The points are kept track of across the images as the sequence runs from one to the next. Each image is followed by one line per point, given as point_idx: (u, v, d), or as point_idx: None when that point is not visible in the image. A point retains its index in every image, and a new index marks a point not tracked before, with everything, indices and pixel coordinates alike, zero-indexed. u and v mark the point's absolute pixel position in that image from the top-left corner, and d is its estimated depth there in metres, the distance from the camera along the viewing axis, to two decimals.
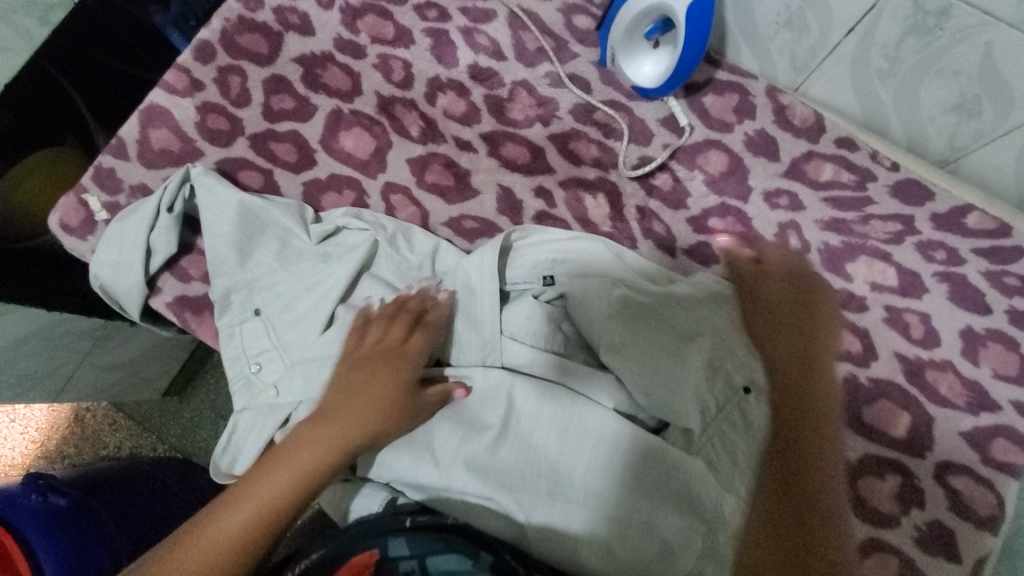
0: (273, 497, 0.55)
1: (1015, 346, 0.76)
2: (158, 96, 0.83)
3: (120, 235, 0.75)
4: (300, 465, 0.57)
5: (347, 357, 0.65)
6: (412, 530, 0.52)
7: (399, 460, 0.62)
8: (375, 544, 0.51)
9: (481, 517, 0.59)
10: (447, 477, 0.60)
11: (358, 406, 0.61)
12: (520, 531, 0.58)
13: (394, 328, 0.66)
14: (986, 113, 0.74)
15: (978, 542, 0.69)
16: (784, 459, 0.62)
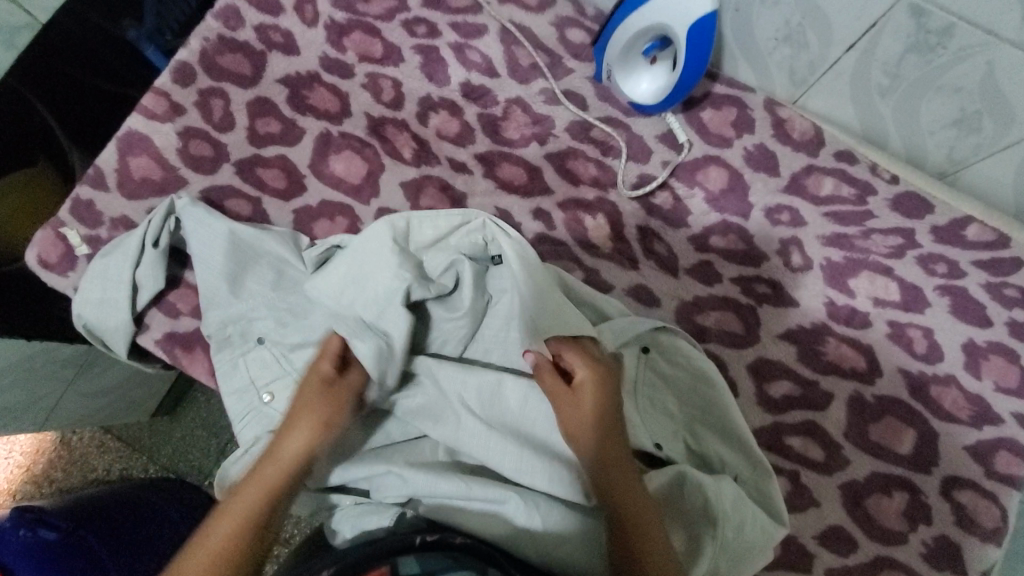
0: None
1: (1016, 358, 0.77)
2: (137, 121, 0.80)
3: (104, 271, 0.73)
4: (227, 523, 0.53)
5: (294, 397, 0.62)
6: (422, 548, 0.47)
7: (412, 478, 0.60)
8: (385, 562, 0.45)
9: (493, 529, 0.56)
10: (465, 488, 0.58)
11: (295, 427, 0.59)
12: (539, 543, 0.56)
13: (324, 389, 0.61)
14: (986, 128, 0.74)
15: (985, 556, 0.69)
16: (702, 410, 0.69)
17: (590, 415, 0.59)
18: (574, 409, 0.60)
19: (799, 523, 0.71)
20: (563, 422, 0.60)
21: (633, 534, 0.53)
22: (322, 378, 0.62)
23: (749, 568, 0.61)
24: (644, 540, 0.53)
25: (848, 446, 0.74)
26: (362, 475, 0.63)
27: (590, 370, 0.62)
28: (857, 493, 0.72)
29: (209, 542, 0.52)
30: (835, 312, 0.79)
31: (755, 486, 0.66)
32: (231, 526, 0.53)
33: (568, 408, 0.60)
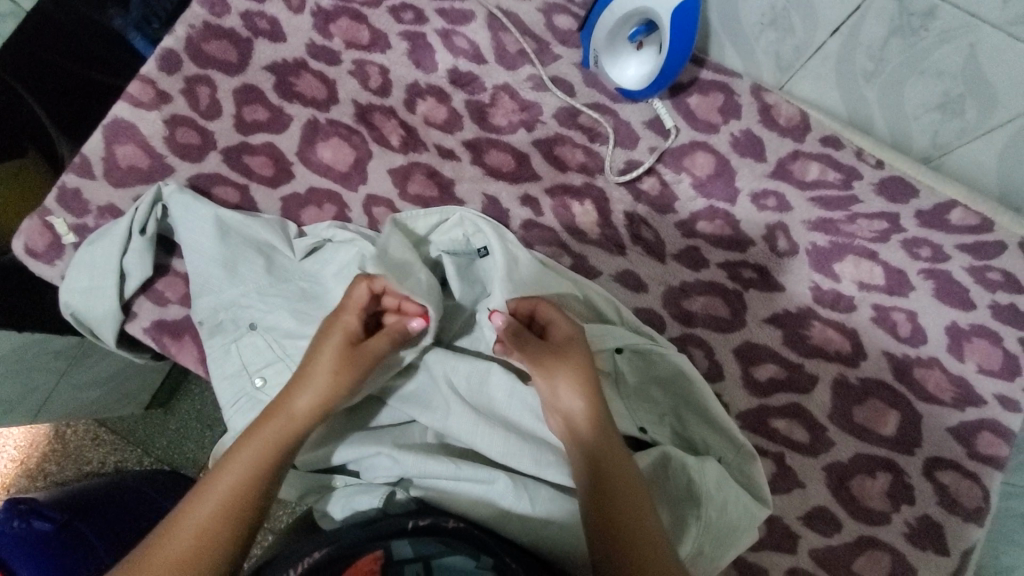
0: (192, 547, 0.48)
1: (998, 340, 0.78)
2: (123, 109, 0.80)
3: (91, 259, 0.73)
4: (242, 469, 0.53)
5: (313, 347, 0.60)
6: (415, 532, 0.48)
7: (402, 458, 0.60)
8: (378, 546, 0.47)
9: (483, 509, 0.57)
10: (454, 468, 0.59)
11: (303, 393, 0.58)
12: (527, 521, 0.57)
13: (350, 347, 0.60)
14: (968, 112, 0.74)
15: (966, 535, 0.70)
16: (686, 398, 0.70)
17: (575, 375, 0.58)
18: (560, 368, 0.58)
19: (783, 504, 0.72)
20: (544, 381, 0.58)
21: (620, 502, 0.52)
22: (349, 336, 0.60)
23: (736, 547, 0.62)
24: (631, 508, 0.52)
25: (832, 427, 0.75)
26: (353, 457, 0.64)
27: (569, 330, 0.61)
28: (842, 475, 0.73)
29: (216, 489, 0.51)
30: (820, 296, 0.80)
31: (737, 469, 0.67)
32: (240, 476, 0.52)
33: (554, 366, 0.58)
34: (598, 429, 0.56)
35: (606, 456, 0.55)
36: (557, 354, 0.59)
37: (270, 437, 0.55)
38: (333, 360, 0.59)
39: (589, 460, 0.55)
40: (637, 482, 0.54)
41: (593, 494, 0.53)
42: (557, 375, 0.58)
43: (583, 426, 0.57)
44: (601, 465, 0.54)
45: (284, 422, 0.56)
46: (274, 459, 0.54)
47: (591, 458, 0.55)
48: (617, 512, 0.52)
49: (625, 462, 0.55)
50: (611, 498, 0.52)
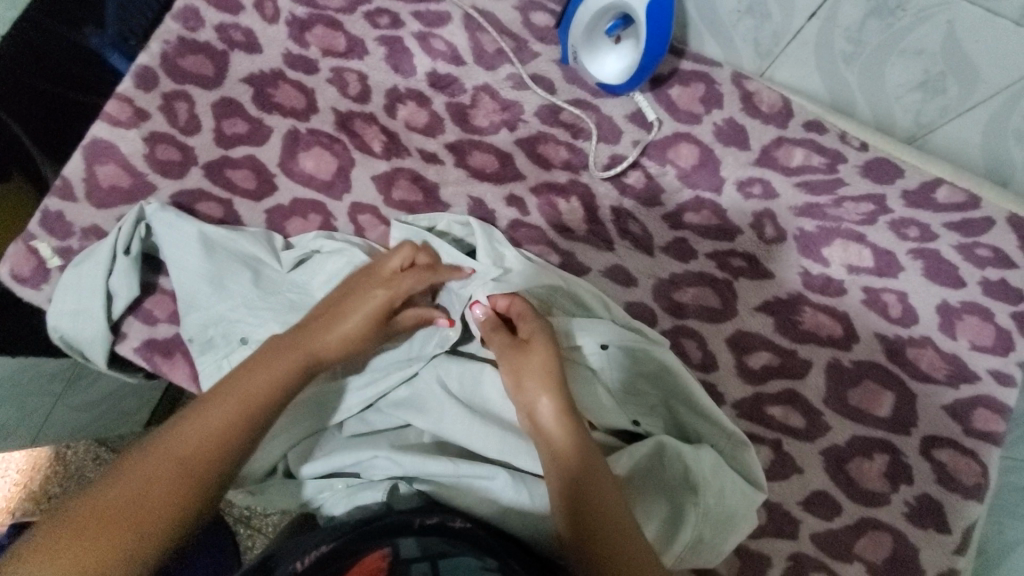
0: (190, 456, 0.50)
1: (990, 316, 0.78)
2: (101, 129, 0.79)
3: (77, 282, 0.72)
4: (270, 372, 0.57)
5: (350, 294, 0.64)
6: (421, 530, 0.47)
7: (402, 460, 0.61)
8: (385, 544, 0.45)
9: (483, 506, 0.57)
10: (452, 465, 0.59)
11: (308, 342, 0.60)
12: (525, 514, 0.57)
13: (381, 310, 0.64)
14: (950, 90, 0.74)
15: (966, 512, 0.71)
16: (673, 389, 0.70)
17: (539, 372, 0.59)
18: (529, 367, 0.60)
19: (783, 490, 0.72)
20: (509, 382, 0.61)
21: (594, 504, 0.52)
22: (388, 299, 0.64)
23: (733, 534, 0.63)
24: (607, 508, 0.52)
25: (827, 412, 0.75)
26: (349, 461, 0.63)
27: (534, 321, 0.64)
28: (839, 458, 0.73)
29: (240, 387, 0.55)
30: (810, 281, 0.80)
31: (730, 456, 0.67)
32: (266, 380, 0.56)
33: (516, 366, 0.61)
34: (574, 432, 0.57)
35: (584, 456, 0.55)
36: (524, 347, 0.62)
37: (273, 373, 0.57)
38: (362, 326, 0.63)
39: (562, 460, 0.55)
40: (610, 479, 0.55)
41: (575, 493, 0.53)
42: (528, 374, 0.60)
43: (548, 426, 0.57)
44: (579, 461, 0.55)
45: (287, 361, 0.58)
46: (276, 396, 0.56)
47: (570, 458, 0.55)
48: (597, 504, 0.52)
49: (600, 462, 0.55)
50: (586, 496, 0.53)
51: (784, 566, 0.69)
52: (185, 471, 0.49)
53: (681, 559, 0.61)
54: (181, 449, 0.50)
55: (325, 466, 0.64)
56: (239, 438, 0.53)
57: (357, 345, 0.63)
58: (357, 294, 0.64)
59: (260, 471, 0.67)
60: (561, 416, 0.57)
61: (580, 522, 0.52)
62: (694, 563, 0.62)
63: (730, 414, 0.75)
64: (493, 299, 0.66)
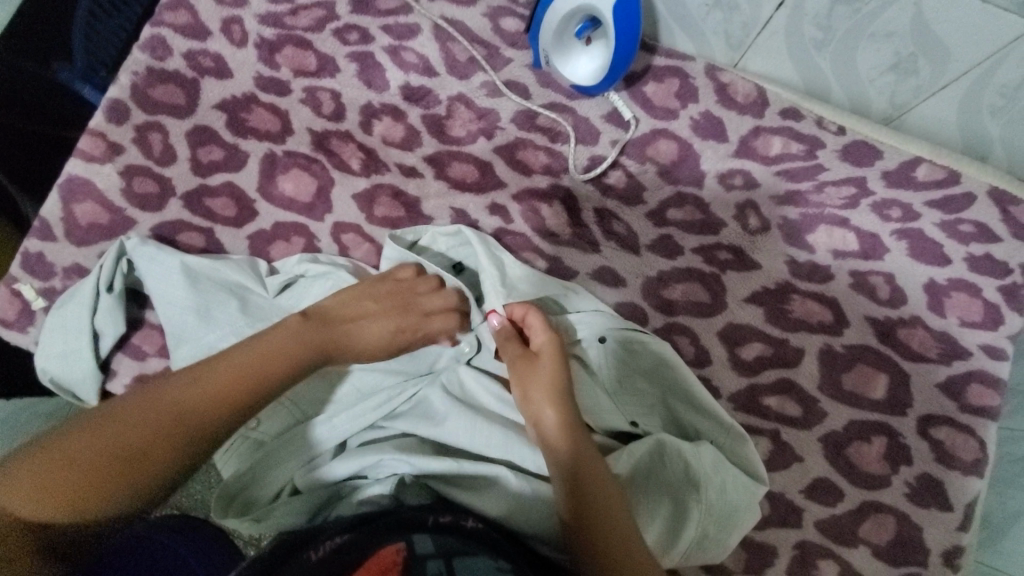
0: (186, 413, 0.50)
1: (977, 292, 0.78)
2: (76, 166, 0.78)
3: (61, 323, 0.71)
4: (284, 347, 0.58)
5: (381, 296, 0.67)
6: (435, 528, 0.46)
7: (410, 458, 0.59)
8: (399, 539, 0.44)
9: (492, 505, 0.57)
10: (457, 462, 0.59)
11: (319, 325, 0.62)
12: (529, 512, 0.57)
13: (405, 317, 0.66)
14: (922, 70, 0.74)
15: (966, 488, 0.71)
16: (673, 388, 0.70)
17: (544, 378, 0.60)
18: (534, 376, 0.61)
19: (784, 480, 0.72)
20: (515, 390, 0.61)
21: (592, 503, 0.53)
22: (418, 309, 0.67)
23: (734, 528, 0.63)
24: (605, 507, 0.53)
25: (823, 398, 0.75)
26: (353, 466, 0.60)
27: (545, 334, 0.64)
28: (838, 444, 0.73)
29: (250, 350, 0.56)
30: (797, 270, 0.80)
31: (730, 451, 0.67)
32: (280, 350, 0.57)
33: (523, 372, 0.62)
34: (579, 439, 0.57)
35: (585, 460, 0.56)
36: (533, 357, 0.63)
37: (280, 345, 0.58)
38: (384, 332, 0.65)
39: (560, 463, 0.56)
40: (609, 482, 0.55)
41: (578, 495, 0.54)
42: (533, 382, 0.60)
43: (551, 430, 0.57)
44: (578, 464, 0.55)
45: (296, 337, 0.59)
46: (279, 366, 0.56)
47: (569, 462, 0.55)
48: (598, 503, 0.53)
49: (601, 465, 0.56)
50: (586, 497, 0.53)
51: (790, 555, 0.70)
52: (190, 415, 0.50)
53: (685, 557, 0.61)
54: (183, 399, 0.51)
55: (330, 473, 0.61)
56: (237, 402, 0.53)
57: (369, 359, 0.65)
58: (387, 298, 0.67)
59: (265, 498, 0.62)
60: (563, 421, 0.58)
61: (579, 526, 0.52)
62: (699, 561, 0.63)
63: (727, 408, 0.75)
64: (508, 310, 0.67)
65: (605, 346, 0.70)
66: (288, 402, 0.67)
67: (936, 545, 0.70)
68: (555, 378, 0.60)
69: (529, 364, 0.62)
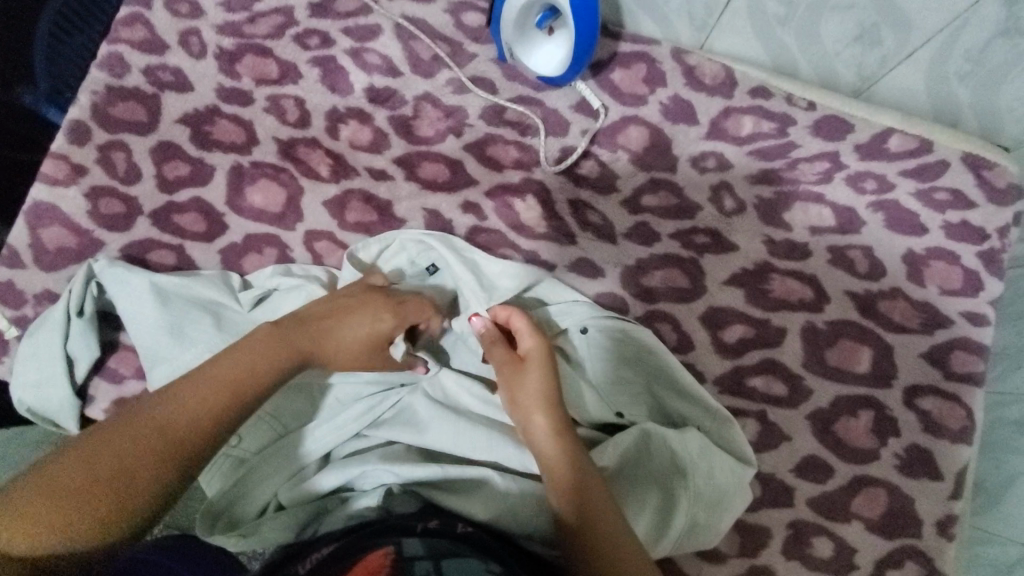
0: (173, 433, 0.50)
1: (956, 259, 0.78)
2: (40, 191, 0.77)
3: (33, 352, 0.70)
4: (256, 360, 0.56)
5: (358, 302, 0.64)
6: (424, 532, 0.46)
7: (391, 468, 0.58)
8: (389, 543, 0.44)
9: (481, 508, 0.56)
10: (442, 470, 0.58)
11: (300, 330, 0.60)
12: (517, 512, 0.57)
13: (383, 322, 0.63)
14: (886, 40, 0.74)
15: (955, 456, 0.72)
16: (658, 375, 0.70)
17: (533, 382, 0.60)
18: (522, 379, 0.60)
19: (774, 460, 0.72)
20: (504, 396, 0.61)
21: (588, 503, 0.53)
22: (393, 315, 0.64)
23: (724, 512, 0.63)
24: (602, 504, 0.53)
25: (808, 375, 0.75)
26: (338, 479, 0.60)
27: (532, 334, 0.63)
28: (826, 420, 0.73)
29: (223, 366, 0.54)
30: (774, 248, 0.79)
31: (717, 435, 0.67)
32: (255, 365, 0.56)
33: (509, 378, 0.61)
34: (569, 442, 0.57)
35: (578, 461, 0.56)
36: (519, 359, 0.62)
37: (263, 356, 0.56)
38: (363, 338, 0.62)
39: (551, 466, 0.55)
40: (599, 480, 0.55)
41: (574, 495, 0.53)
42: (521, 385, 0.60)
43: (539, 435, 0.57)
44: (571, 465, 0.55)
45: (276, 346, 0.57)
46: (262, 380, 0.55)
47: (563, 463, 0.55)
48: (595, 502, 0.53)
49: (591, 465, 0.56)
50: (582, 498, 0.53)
51: (783, 535, 0.69)
52: (167, 440, 0.49)
53: (677, 545, 0.61)
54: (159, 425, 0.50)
55: (314, 488, 0.60)
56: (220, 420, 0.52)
57: (339, 358, 0.62)
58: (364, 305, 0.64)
59: (253, 513, 0.62)
60: (554, 425, 0.57)
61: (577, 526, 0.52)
62: (692, 547, 0.63)
63: (713, 392, 0.74)
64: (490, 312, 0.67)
65: (586, 336, 0.70)
66: (270, 417, 0.65)
67: (928, 514, 0.70)
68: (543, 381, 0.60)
69: (515, 366, 0.62)
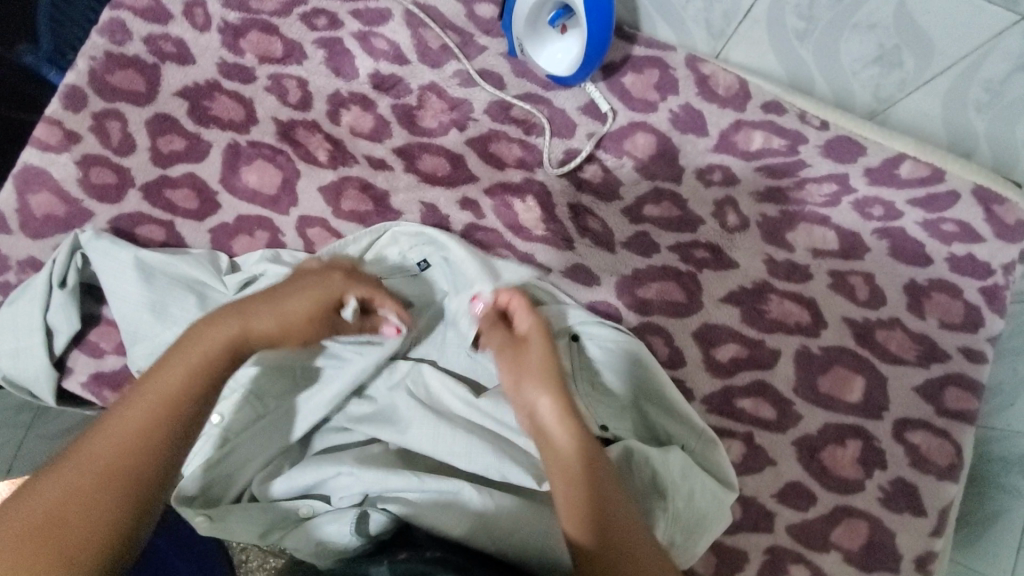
0: (122, 458, 0.44)
1: (958, 293, 0.77)
2: (31, 156, 0.75)
3: (12, 320, 0.69)
4: (204, 355, 0.50)
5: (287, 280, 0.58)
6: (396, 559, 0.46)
7: (364, 474, 0.58)
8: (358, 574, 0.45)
9: (456, 524, 0.54)
10: (417, 480, 0.57)
11: (232, 318, 0.52)
12: (493, 528, 0.54)
13: (322, 293, 0.58)
14: (906, 63, 0.72)
15: (941, 493, 0.70)
16: (647, 390, 0.68)
17: (535, 363, 0.55)
18: (525, 361, 0.55)
19: (757, 484, 0.71)
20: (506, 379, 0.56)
21: (604, 503, 0.48)
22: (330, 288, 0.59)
23: (705, 536, 0.62)
24: (618, 509, 0.48)
25: (798, 401, 0.74)
26: (311, 480, 0.59)
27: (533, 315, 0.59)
28: (812, 448, 0.72)
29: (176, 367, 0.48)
30: (775, 268, 0.78)
31: (702, 455, 0.66)
32: (203, 361, 0.49)
33: (513, 361, 0.56)
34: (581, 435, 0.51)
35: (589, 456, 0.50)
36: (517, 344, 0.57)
37: (204, 352, 0.50)
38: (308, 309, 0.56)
39: (562, 457, 0.50)
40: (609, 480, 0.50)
41: (588, 494, 0.48)
42: (524, 369, 0.55)
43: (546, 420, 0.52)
44: (584, 460, 0.50)
45: (212, 339, 0.50)
46: (201, 383, 0.49)
47: (573, 458, 0.50)
48: (610, 504, 0.48)
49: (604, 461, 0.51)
50: (599, 499, 0.48)
51: (760, 560, 0.68)
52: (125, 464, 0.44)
53: None
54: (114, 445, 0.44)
55: (289, 485, 0.60)
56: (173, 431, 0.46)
57: (289, 340, 0.55)
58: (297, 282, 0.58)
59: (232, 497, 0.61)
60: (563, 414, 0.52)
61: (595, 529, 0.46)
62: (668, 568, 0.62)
63: (701, 410, 0.73)
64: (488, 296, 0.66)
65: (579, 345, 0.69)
66: (252, 397, 0.63)
67: (909, 550, 0.69)
68: (547, 367, 0.55)
69: (515, 349, 0.57)
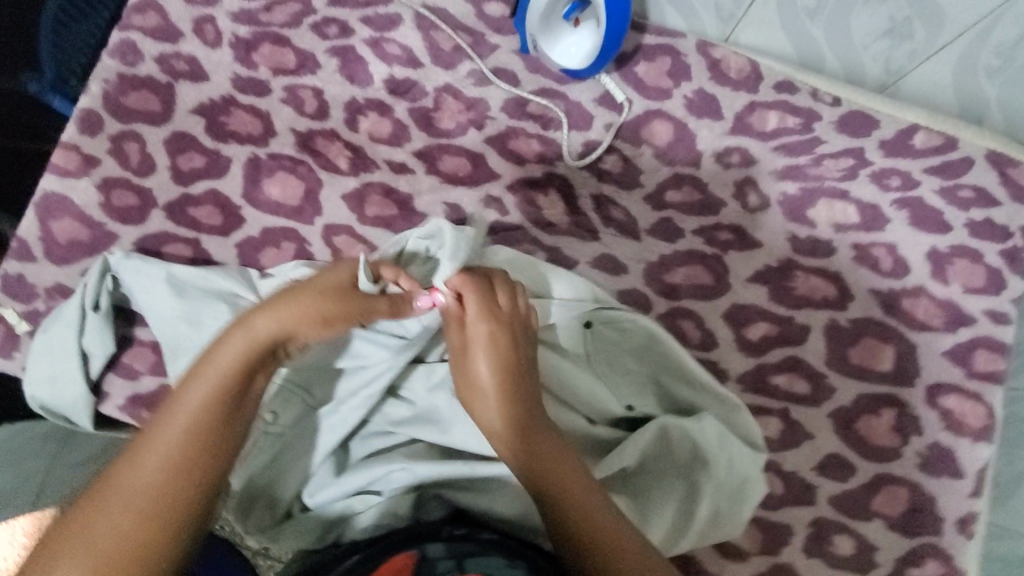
0: (161, 486, 0.44)
1: (979, 257, 0.78)
2: (51, 182, 0.75)
3: (46, 347, 0.69)
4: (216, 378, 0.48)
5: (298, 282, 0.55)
6: (449, 537, 0.47)
7: (416, 466, 0.57)
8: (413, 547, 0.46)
9: (505, 504, 0.58)
10: (468, 465, 0.57)
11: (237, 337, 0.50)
12: None
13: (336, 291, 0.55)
14: (917, 34, 0.74)
15: (976, 454, 0.72)
16: (666, 367, 0.68)
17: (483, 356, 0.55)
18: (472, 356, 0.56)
19: (796, 458, 0.72)
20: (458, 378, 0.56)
21: (560, 500, 0.51)
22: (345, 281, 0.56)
23: (747, 504, 0.63)
24: (577, 509, 0.50)
25: (831, 374, 0.75)
26: (364, 479, 0.58)
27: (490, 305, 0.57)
28: (848, 419, 0.73)
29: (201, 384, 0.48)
30: (798, 245, 0.79)
31: (730, 421, 0.67)
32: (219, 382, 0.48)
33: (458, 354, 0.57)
34: (536, 438, 0.53)
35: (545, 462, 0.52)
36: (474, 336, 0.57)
37: (222, 364, 0.49)
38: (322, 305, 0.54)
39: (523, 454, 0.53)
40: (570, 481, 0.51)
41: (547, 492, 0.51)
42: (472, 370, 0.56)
43: (494, 424, 0.54)
44: (537, 462, 0.52)
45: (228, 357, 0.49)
46: (225, 399, 0.48)
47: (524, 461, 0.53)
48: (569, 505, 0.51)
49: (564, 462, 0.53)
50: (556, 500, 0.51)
51: (806, 534, 0.69)
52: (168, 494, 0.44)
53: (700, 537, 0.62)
54: (148, 476, 0.44)
55: (339, 490, 0.58)
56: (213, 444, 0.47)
57: (305, 331, 0.53)
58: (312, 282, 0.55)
59: (286, 501, 0.60)
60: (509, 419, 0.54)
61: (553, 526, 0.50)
62: (714, 540, 0.63)
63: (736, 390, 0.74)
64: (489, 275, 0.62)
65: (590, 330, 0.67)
66: (289, 394, 0.62)
67: (950, 512, 0.70)
68: (497, 367, 0.55)
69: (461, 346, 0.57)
